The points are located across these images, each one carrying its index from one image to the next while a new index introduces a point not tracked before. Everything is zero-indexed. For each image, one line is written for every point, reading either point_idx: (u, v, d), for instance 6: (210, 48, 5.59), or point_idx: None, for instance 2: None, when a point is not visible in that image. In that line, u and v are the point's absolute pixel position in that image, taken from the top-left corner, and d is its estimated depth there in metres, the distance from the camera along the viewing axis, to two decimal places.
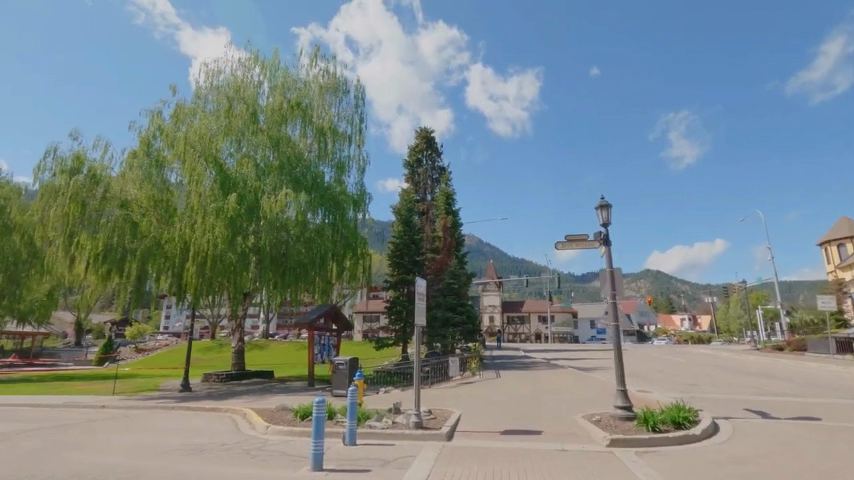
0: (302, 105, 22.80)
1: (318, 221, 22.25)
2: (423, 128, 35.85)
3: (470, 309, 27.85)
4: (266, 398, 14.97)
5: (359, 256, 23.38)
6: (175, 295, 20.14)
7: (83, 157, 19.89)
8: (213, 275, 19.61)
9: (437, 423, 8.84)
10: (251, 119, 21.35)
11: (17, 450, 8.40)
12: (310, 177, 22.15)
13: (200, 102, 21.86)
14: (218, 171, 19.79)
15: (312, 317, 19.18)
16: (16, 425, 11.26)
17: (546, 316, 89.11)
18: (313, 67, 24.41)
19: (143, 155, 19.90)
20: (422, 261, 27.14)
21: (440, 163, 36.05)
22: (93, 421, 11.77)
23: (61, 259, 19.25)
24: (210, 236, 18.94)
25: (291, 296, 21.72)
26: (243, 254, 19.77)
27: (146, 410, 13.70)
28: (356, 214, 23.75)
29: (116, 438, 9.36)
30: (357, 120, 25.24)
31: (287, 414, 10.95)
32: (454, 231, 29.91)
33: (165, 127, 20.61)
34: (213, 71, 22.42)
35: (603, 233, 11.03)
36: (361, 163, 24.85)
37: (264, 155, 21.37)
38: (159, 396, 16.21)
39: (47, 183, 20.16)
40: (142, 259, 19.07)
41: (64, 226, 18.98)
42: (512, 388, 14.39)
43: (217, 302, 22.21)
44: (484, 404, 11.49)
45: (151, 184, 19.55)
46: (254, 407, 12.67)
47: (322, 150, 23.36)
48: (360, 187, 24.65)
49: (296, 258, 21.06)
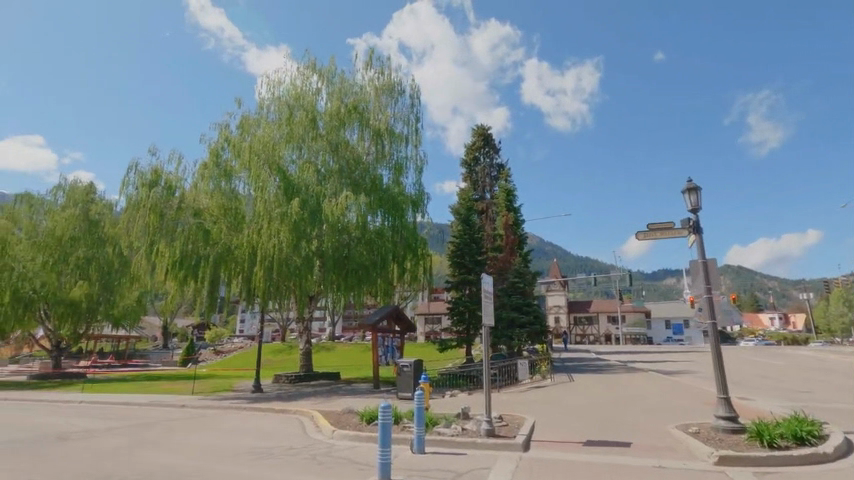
0: (359, 108, 22.99)
1: (378, 223, 22.29)
2: (479, 125, 35.17)
3: (537, 309, 26.49)
4: (333, 400, 15.05)
5: (419, 256, 23.20)
6: (246, 298, 20.93)
7: (160, 171, 21.26)
8: (280, 278, 20.15)
9: (510, 431, 8.20)
10: (310, 125, 21.80)
11: (102, 448, 8.76)
12: (369, 180, 22.33)
13: (263, 113, 22.59)
14: (281, 177, 20.35)
15: (375, 319, 19.10)
16: (104, 423, 11.94)
17: (615, 316, 84.67)
18: (368, 70, 24.56)
19: (213, 166, 20.90)
20: (484, 260, 26.50)
21: (498, 160, 35.20)
22: (171, 420, 12.24)
23: (144, 267, 20.63)
24: (276, 240, 19.56)
25: (355, 298, 21.88)
26: (307, 258, 20.21)
27: (220, 411, 14.13)
28: (415, 215, 23.49)
29: (191, 438, 9.58)
30: (413, 120, 25.05)
31: (354, 417, 10.78)
32: (517, 229, 28.82)
33: (232, 138, 21.49)
34: (273, 81, 23.12)
35: (693, 220, 9.85)
36: (418, 163, 24.61)
37: (325, 160, 21.75)
38: (233, 397, 16.77)
39: (130, 197, 21.70)
40: (214, 265, 19.99)
41: (146, 236, 20.33)
42: (588, 393, 13.43)
43: (284, 306, 22.84)
44: (559, 410, 10.66)
45: (221, 193, 20.64)
46: (320, 409, 12.63)
47: (379, 152, 23.39)
48: (418, 187, 24.43)
49: (358, 260, 21.23)
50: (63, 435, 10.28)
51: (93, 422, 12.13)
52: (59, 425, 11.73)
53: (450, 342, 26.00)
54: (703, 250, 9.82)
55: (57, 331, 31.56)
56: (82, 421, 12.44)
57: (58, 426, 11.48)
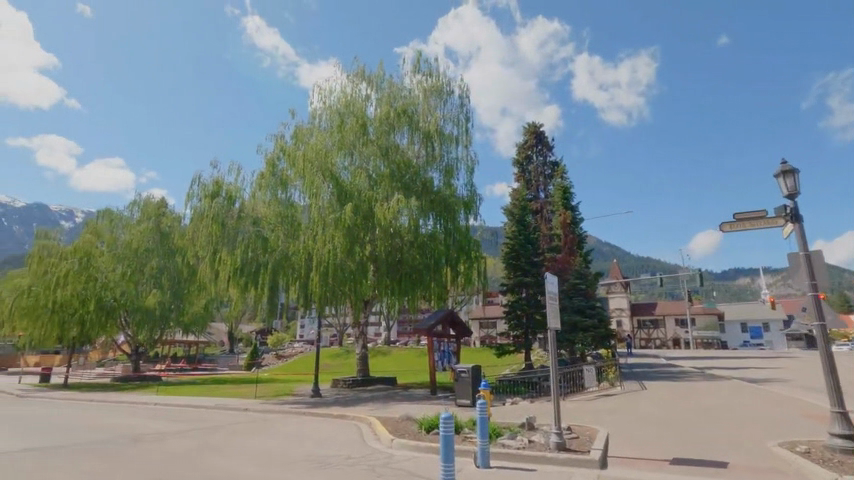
0: (409, 112, 22.87)
1: (430, 227, 22.03)
2: (530, 123, 34.15)
3: (602, 311, 25.15)
4: (390, 406, 14.81)
5: (473, 259, 22.70)
6: (303, 305, 21.20)
7: (221, 182, 22.28)
8: (335, 284, 20.33)
9: (583, 444, 7.48)
10: (361, 131, 21.92)
11: (169, 451, 8.97)
12: (420, 183, 22.15)
13: (316, 122, 22.99)
14: (334, 184, 20.54)
15: (430, 323, 18.75)
16: (174, 426, 12.38)
17: (684, 319, 79.38)
18: (417, 73, 24.44)
19: (270, 176, 21.57)
20: (541, 262, 25.53)
21: (552, 158, 34.03)
22: (235, 424, 12.48)
23: (208, 275, 21.50)
24: (331, 246, 19.79)
25: (409, 301, 21.89)
26: (361, 263, 20.53)
27: (281, 415, 14.29)
28: (468, 218, 23.00)
29: (252, 442, 9.63)
30: (463, 120, 24.65)
31: (412, 424, 10.42)
32: (576, 228, 27.56)
33: (287, 148, 21.99)
34: (325, 90, 23.50)
35: (790, 206, 8.70)
36: (470, 164, 24.11)
37: (376, 166, 21.75)
38: (293, 401, 17.00)
39: (195, 208, 22.80)
40: (273, 271, 20.50)
41: (209, 245, 21.21)
42: (665, 403, 12.27)
43: (340, 311, 23.03)
44: (634, 422, 9.74)
45: (278, 202, 21.19)
46: (378, 416, 12.39)
47: (430, 155, 23.15)
48: (470, 188, 23.89)
49: (412, 264, 21.44)
50: (136, 436, 10.70)
51: (164, 424, 12.64)
52: (134, 427, 12.31)
53: (507, 347, 25.21)
54: (805, 241, 8.64)
55: (136, 336, 33.92)
56: (155, 423, 12.98)
57: (133, 428, 12.04)
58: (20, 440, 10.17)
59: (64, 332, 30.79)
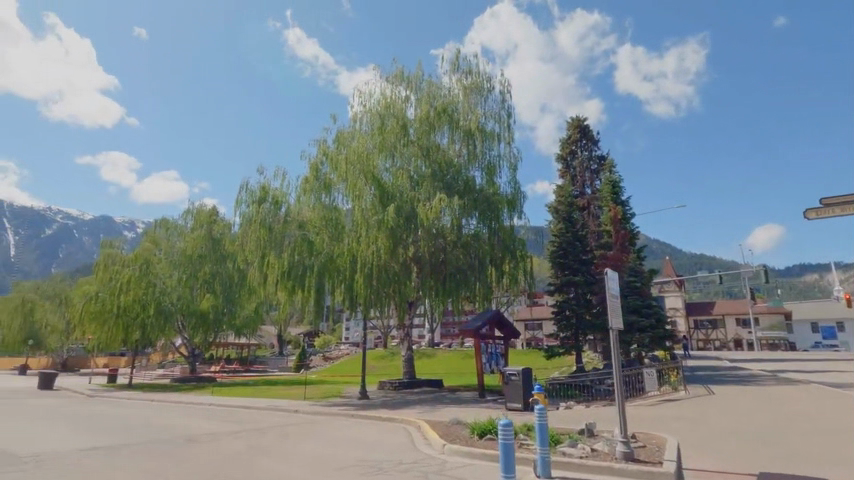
0: (449, 110, 22.58)
1: (472, 226, 21.69)
2: (574, 116, 33.05)
3: (659, 310, 23.79)
4: (438, 409, 14.52)
5: (518, 258, 22.14)
6: (349, 307, 21.25)
7: (268, 188, 22.88)
8: (379, 285, 20.37)
9: (653, 454, 6.88)
10: (401, 132, 21.79)
11: (224, 452, 9.05)
12: (462, 182, 21.77)
13: (356, 125, 23.07)
14: (376, 186, 20.50)
15: (477, 325, 18.33)
16: (228, 427, 12.61)
17: (746, 318, 74.50)
18: (456, 71, 24.11)
19: (314, 180, 21.87)
20: (591, 260, 24.66)
21: (598, 151, 32.79)
22: (285, 426, 12.58)
23: (257, 278, 22.01)
24: (375, 248, 19.80)
25: (454, 302, 21.61)
26: (405, 264, 20.62)
27: (330, 417, 14.30)
28: (512, 217, 22.43)
29: (303, 445, 9.58)
30: (505, 117, 24.11)
31: (463, 429, 10.08)
32: (627, 224, 26.34)
33: (329, 152, 22.18)
34: (365, 94, 23.57)
35: None
36: (512, 161, 23.54)
37: (417, 166, 21.58)
38: (341, 403, 17.06)
39: (244, 213, 23.48)
40: (318, 273, 20.76)
41: (258, 249, 21.72)
42: (737, 410, 11.29)
43: (385, 313, 23.05)
44: (705, 431, 8.96)
45: (322, 206, 21.43)
46: (427, 419, 12.12)
47: (471, 153, 22.76)
48: (514, 186, 23.29)
49: (456, 264, 21.20)
50: (191, 436, 10.94)
51: (218, 425, 12.91)
52: (190, 427, 12.62)
53: (557, 349, 24.39)
54: None
55: (192, 339, 35.47)
56: (211, 423, 13.29)
57: (189, 428, 12.37)
58: (87, 438, 10.61)
59: (127, 335, 32.58)
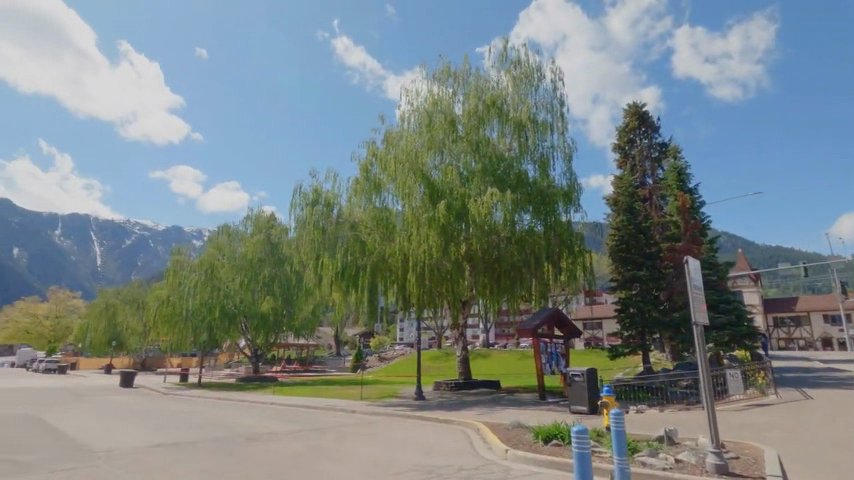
0: (498, 103, 21.91)
1: (526, 222, 20.88)
2: (632, 103, 31.18)
3: (739, 306, 21.80)
4: (498, 411, 13.97)
5: (576, 253, 21.22)
6: (403, 307, 21.66)
7: (320, 191, 23.26)
8: (431, 284, 20.13)
9: (750, 467, 6.03)
10: (450, 128, 21.37)
11: (283, 452, 9.02)
12: (513, 176, 21.02)
13: (404, 124, 22.83)
14: (426, 184, 20.20)
15: (535, 324, 17.51)
16: (287, 426, 12.73)
17: (835, 315, 67.53)
18: (504, 63, 23.36)
19: (364, 181, 21.89)
20: (657, 253, 23.05)
21: (660, 138, 30.80)
22: (343, 426, 12.53)
23: (312, 280, 22.33)
24: (426, 246, 19.50)
25: (509, 300, 21.20)
26: (457, 263, 20.14)
27: (386, 418, 14.14)
28: (568, 211, 21.47)
29: (360, 447, 9.41)
30: (557, 106, 23.14)
31: (526, 432, 9.50)
32: (696, 212, 24.43)
33: (378, 152, 22.03)
34: (412, 92, 23.35)
35: None
36: (567, 151, 22.53)
37: (467, 162, 21.03)
38: (398, 404, 16.90)
39: (298, 216, 24.00)
40: (371, 273, 20.83)
41: (312, 251, 22.07)
42: (844, 416, 9.90)
43: (439, 313, 22.82)
44: (808, 441, 7.85)
45: (373, 206, 21.47)
46: (487, 422, 11.62)
47: (523, 145, 21.94)
48: (569, 177, 22.24)
49: (511, 261, 20.42)
50: (252, 435, 11.09)
51: (278, 425, 13.07)
52: (252, 426, 12.85)
53: (621, 348, 23.01)
54: None
55: (255, 340, 36.97)
56: (272, 423, 13.50)
57: (252, 427, 12.60)
58: (156, 435, 11.01)
59: (196, 336, 34.64)
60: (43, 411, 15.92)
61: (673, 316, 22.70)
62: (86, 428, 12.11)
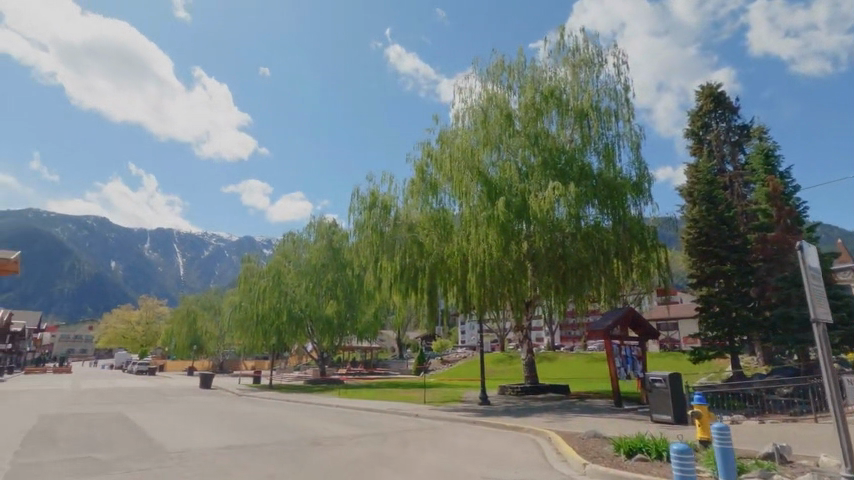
0: (557, 94, 20.86)
1: (592, 216, 19.69)
2: (705, 84, 28.60)
3: (850, 302, 19.10)
4: (569, 418, 13.07)
5: (648, 248, 19.76)
6: (463, 309, 21.26)
7: (377, 194, 23.31)
8: (492, 284, 19.46)
9: None
10: (507, 123, 20.57)
11: (346, 458, 8.84)
12: (577, 168, 19.88)
13: (459, 123, 22.30)
14: (483, 182, 19.54)
15: (607, 324, 16.29)
16: (351, 430, 12.63)
17: None
18: (561, 51, 22.23)
19: (420, 182, 21.61)
20: (743, 245, 20.84)
21: (740, 120, 28.08)
22: (407, 432, 12.25)
23: (372, 283, 22.37)
24: (485, 246, 18.85)
25: (576, 300, 20.08)
26: (519, 261, 19.33)
27: (451, 424, 13.69)
28: (638, 203, 20.07)
29: (424, 456, 9.02)
30: (622, 91, 21.69)
31: (604, 444, 8.65)
32: (789, 198, 21.86)
33: (433, 152, 21.68)
34: (466, 90, 22.82)
35: None
36: (634, 139, 21.04)
37: (525, 157, 20.14)
38: (462, 408, 16.41)
39: (357, 220, 24.23)
40: (431, 275, 20.55)
41: (371, 254, 22.08)
42: None
43: (501, 314, 22.05)
44: None
45: (430, 207, 21.16)
46: (558, 430, 10.81)
47: (585, 136, 20.72)
48: (638, 167, 20.73)
49: (577, 259, 19.22)
50: (317, 439, 11.07)
51: (342, 428, 13.03)
52: (318, 429, 12.89)
53: (704, 351, 20.98)
54: None
55: (321, 343, 37.97)
56: (337, 426, 13.50)
57: (317, 430, 12.65)
58: (227, 437, 11.28)
59: (266, 339, 36.17)
60: (132, 410, 17.09)
61: (766, 315, 20.46)
62: (166, 428, 12.72)
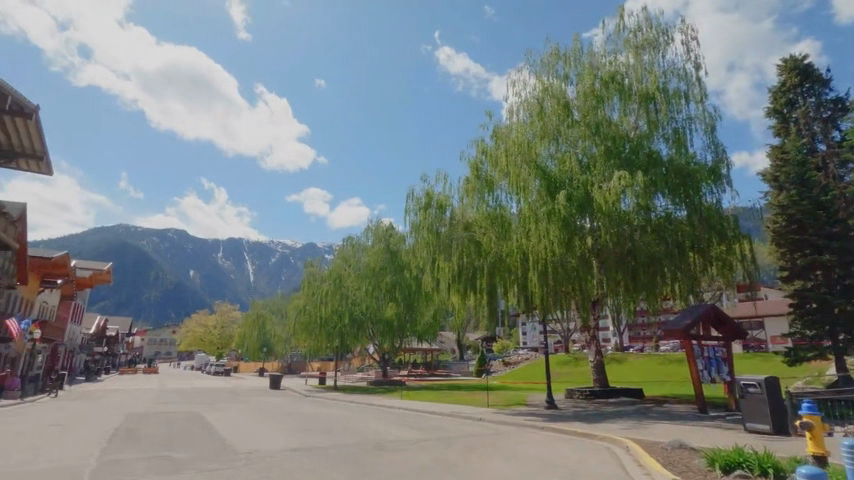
0: (618, 79, 19.57)
1: (662, 207, 18.36)
2: (788, 56, 25.77)
3: None
4: (647, 425, 12.04)
5: (729, 239, 18.03)
6: (525, 310, 20.52)
7: (432, 194, 23.07)
8: (556, 283, 18.55)
9: None
10: (565, 113, 19.57)
11: (410, 464, 8.55)
12: (644, 156, 18.56)
13: (513, 118, 21.53)
14: (542, 176, 18.67)
15: (685, 323, 14.89)
16: (414, 434, 12.37)
17: None
18: (621, 33, 20.91)
19: (475, 180, 21.03)
20: (844, 232, 18.47)
21: (832, 93, 25.09)
22: (471, 437, 11.81)
23: (429, 284, 22.10)
24: (546, 242, 17.98)
25: (647, 298, 18.75)
26: (583, 258, 18.31)
27: (517, 429, 13.09)
28: (715, 191, 18.40)
29: (491, 464, 8.54)
30: (693, 71, 20.01)
31: (694, 456, 7.75)
32: None
33: (488, 149, 21.09)
34: (519, 83, 22.01)
35: None
36: (709, 121, 19.32)
37: (586, 148, 19.13)
38: (528, 413, 15.70)
39: (413, 222, 24.10)
40: (490, 275, 19.96)
41: (428, 255, 21.81)
42: None
43: (565, 314, 21.03)
44: None
45: (486, 205, 20.58)
46: (637, 439, 9.92)
47: (652, 121, 19.33)
48: (714, 151, 19.02)
49: (647, 252, 17.89)
50: (379, 442, 10.93)
51: (405, 432, 12.81)
52: (381, 433, 12.76)
53: (801, 352, 19.10)
54: None
55: (382, 345, 38.39)
56: (400, 430, 13.30)
57: (380, 433, 12.52)
58: (293, 438, 11.40)
59: (330, 341, 37.14)
60: (206, 411, 17.95)
61: None
62: (236, 429, 13.11)
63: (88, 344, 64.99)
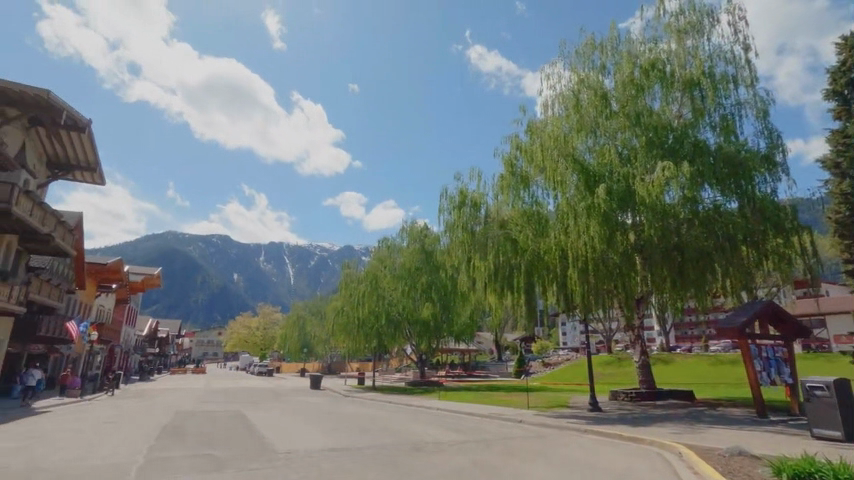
0: (659, 66, 18.67)
1: (710, 198, 17.38)
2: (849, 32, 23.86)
3: None
4: (700, 429, 11.34)
5: (786, 231, 16.80)
6: (565, 309, 19.90)
7: (466, 192, 22.81)
8: (597, 280, 17.87)
9: None
10: (602, 104, 18.85)
11: (449, 467, 8.34)
12: (689, 145, 17.62)
13: (549, 111, 20.96)
14: (579, 170, 18.05)
15: (740, 321, 13.93)
16: (452, 436, 12.15)
17: None
18: (661, 18, 19.95)
19: (510, 176, 20.57)
20: None
21: None
22: (511, 440, 11.48)
23: (465, 284, 21.81)
24: (586, 239, 17.32)
25: (696, 295, 17.76)
26: (625, 254, 17.57)
27: (559, 432, 12.65)
28: (769, 180, 17.25)
29: (532, 468, 8.22)
30: (741, 53, 18.84)
31: (755, 464, 7.17)
32: None
33: (523, 144, 20.62)
34: (554, 76, 21.42)
35: None
36: (760, 105, 18.12)
37: (626, 140, 18.36)
38: (571, 415, 15.17)
39: (447, 221, 23.89)
40: (527, 273, 19.45)
41: (463, 254, 21.54)
42: None
43: (608, 313, 20.25)
44: None
45: (521, 202, 20.11)
46: (690, 444, 9.34)
47: (697, 109, 18.32)
48: (767, 137, 17.83)
49: (696, 247, 16.92)
50: (417, 444, 10.77)
51: (443, 433, 12.64)
52: (419, 434, 12.63)
53: None
54: None
55: (419, 346, 38.37)
56: (438, 431, 13.13)
57: (418, 435, 12.39)
58: (332, 438, 11.41)
59: (368, 342, 37.49)
60: (249, 409, 18.41)
61: None
62: (277, 427, 13.33)
63: (141, 345, 68.45)
